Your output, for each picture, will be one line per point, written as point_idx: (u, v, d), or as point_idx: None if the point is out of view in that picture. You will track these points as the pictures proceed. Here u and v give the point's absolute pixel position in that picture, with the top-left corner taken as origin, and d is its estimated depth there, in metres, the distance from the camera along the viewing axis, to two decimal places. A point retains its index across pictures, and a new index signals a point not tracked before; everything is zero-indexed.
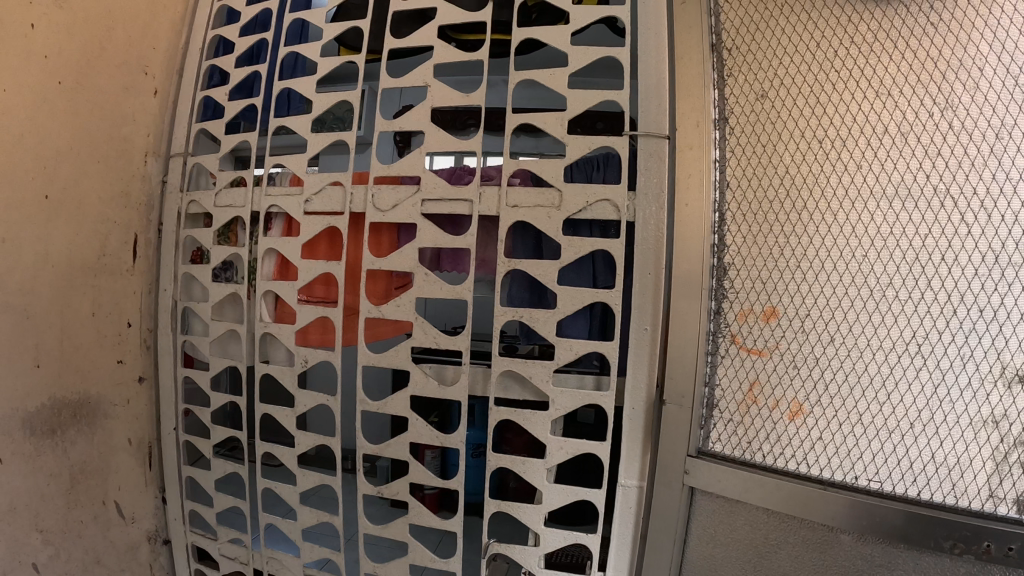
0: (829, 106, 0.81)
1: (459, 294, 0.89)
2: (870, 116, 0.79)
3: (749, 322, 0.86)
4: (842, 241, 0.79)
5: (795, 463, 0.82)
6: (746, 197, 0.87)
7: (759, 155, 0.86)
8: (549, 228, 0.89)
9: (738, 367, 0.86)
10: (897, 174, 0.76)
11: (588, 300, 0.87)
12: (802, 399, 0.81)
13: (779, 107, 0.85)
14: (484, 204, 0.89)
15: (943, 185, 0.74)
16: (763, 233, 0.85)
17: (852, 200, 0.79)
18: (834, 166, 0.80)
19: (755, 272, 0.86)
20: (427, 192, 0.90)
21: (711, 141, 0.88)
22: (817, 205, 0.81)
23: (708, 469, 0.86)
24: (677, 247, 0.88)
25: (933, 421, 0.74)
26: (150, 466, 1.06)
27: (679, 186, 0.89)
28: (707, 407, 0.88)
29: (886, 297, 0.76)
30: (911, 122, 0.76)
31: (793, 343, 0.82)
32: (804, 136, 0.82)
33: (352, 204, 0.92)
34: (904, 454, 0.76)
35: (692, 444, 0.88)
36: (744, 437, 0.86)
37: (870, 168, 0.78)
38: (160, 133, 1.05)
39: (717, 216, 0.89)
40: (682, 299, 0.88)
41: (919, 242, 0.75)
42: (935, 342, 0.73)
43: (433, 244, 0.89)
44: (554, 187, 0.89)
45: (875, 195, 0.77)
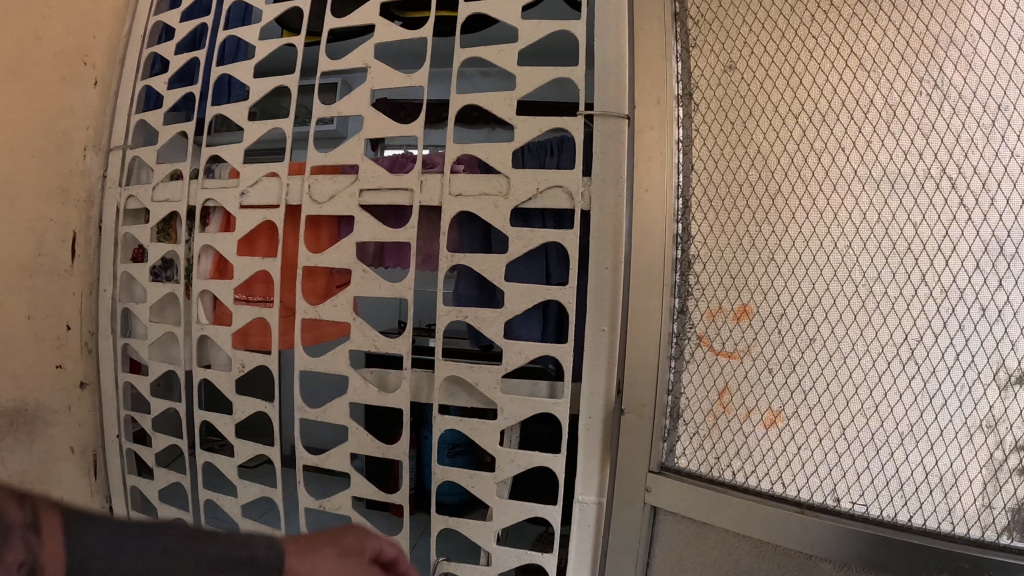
0: (809, 78, 0.71)
1: (398, 292, 0.82)
2: (855, 88, 0.68)
3: (719, 322, 0.76)
4: (822, 230, 0.69)
5: (769, 482, 0.73)
6: (715, 183, 0.78)
7: (728, 135, 0.77)
8: (495, 218, 0.81)
9: (707, 372, 0.77)
10: (884, 153, 0.66)
11: (539, 297, 0.79)
12: (777, 409, 0.72)
13: (751, 81, 0.75)
14: (425, 194, 0.82)
15: (937, 164, 0.64)
16: (733, 222, 0.76)
17: (832, 184, 0.69)
18: (812, 146, 0.70)
19: (724, 265, 0.77)
20: (365, 181, 0.84)
21: (675, 120, 0.79)
22: (795, 190, 0.71)
23: (674, 487, 0.77)
24: (636, 240, 0.80)
25: (925, 436, 0.64)
26: (97, 475, 1.02)
27: (639, 170, 0.80)
28: (671, 417, 0.79)
29: (873, 294, 0.67)
30: (899, 94, 0.66)
31: (767, 346, 0.73)
32: (779, 113, 0.73)
33: (288, 196, 0.86)
34: (894, 474, 0.66)
35: (654, 458, 0.79)
36: (712, 451, 0.77)
37: (855, 147, 0.68)
38: (102, 126, 0.99)
39: (682, 203, 0.80)
40: (641, 295, 0.79)
41: (911, 230, 0.65)
42: (929, 345, 0.64)
43: (371, 237, 0.83)
44: (501, 174, 0.81)
45: (859, 177, 0.67)
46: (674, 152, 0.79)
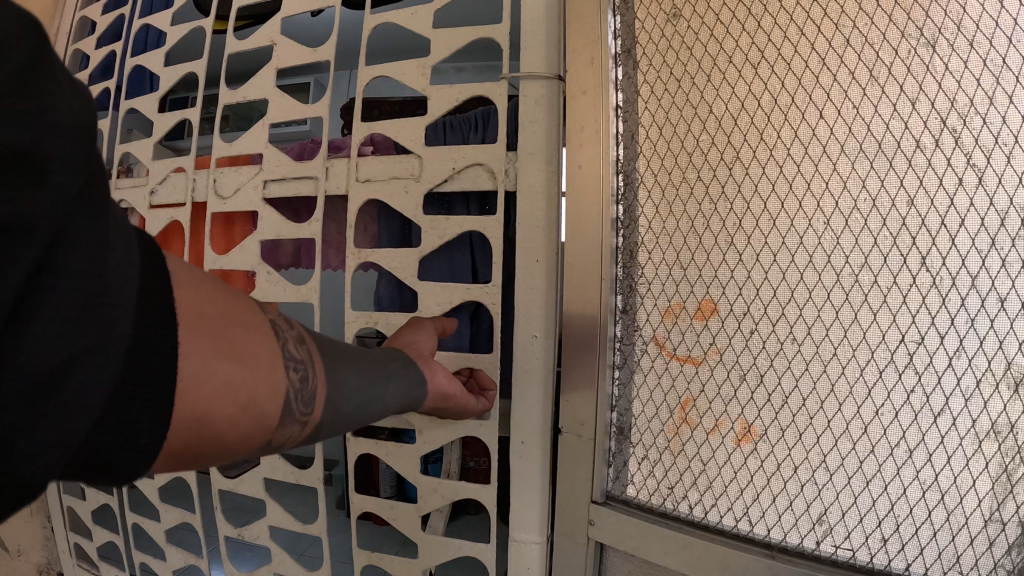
0: (776, 34, 0.64)
1: (304, 296, 0.74)
2: (827, 45, 0.61)
3: (674, 322, 0.70)
4: (787, 228, 0.63)
5: (736, 519, 0.67)
6: (664, 166, 0.71)
7: (681, 114, 0.70)
8: (407, 204, 0.73)
9: (660, 378, 0.71)
10: (857, 136, 0.60)
11: (454, 297, 0.70)
12: (747, 423, 0.66)
13: (702, 39, 0.69)
14: (332, 182, 0.75)
15: (922, 140, 0.57)
16: (680, 215, 0.70)
17: (798, 175, 0.63)
18: (776, 131, 0.64)
19: (673, 255, 0.70)
20: (269, 171, 0.77)
21: (610, 89, 0.72)
22: (761, 173, 0.65)
23: (617, 520, 0.72)
24: (572, 226, 0.72)
25: (926, 460, 0.58)
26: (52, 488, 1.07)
27: (572, 143, 0.72)
28: (619, 439, 0.75)
29: (857, 287, 0.60)
30: (877, 50, 0.59)
31: (730, 351, 0.66)
32: (739, 80, 0.66)
33: (195, 191, 0.82)
34: (888, 509, 0.60)
35: (598, 489, 0.74)
36: (666, 480, 0.72)
37: (828, 119, 0.61)
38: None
39: (623, 179, 0.74)
40: (576, 297, 0.73)
41: (898, 221, 0.58)
42: (927, 350, 0.57)
43: (274, 234, 0.77)
44: (411, 153, 0.73)
45: (830, 164, 0.61)
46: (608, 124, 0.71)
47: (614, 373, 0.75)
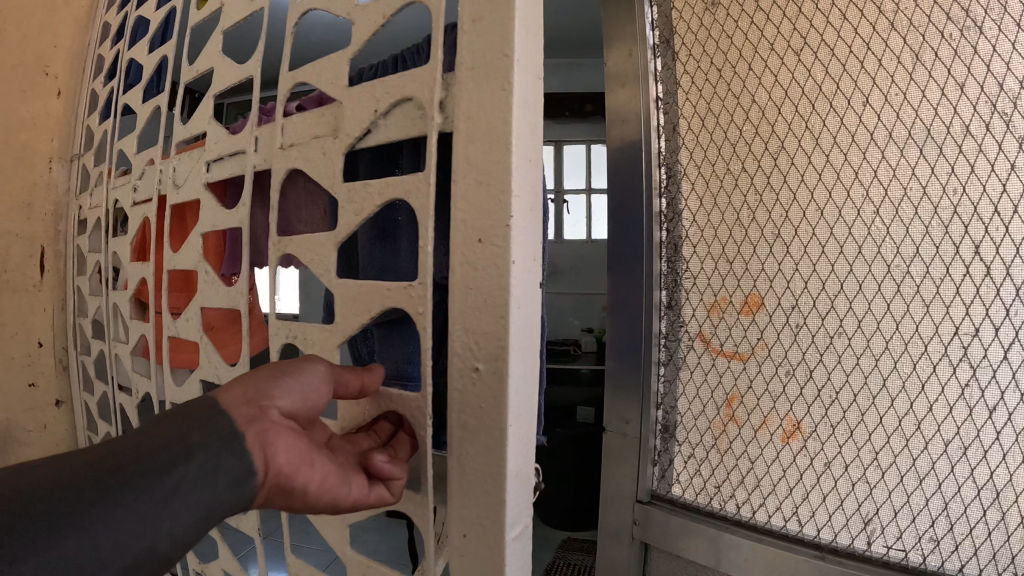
0: (815, 40, 0.68)
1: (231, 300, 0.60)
2: (863, 49, 0.65)
3: (720, 316, 0.75)
4: (830, 233, 0.67)
5: (783, 519, 0.72)
6: (706, 170, 0.76)
7: (725, 129, 0.75)
8: (324, 172, 0.49)
9: (706, 370, 0.77)
10: (899, 141, 0.63)
11: (371, 307, 0.45)
12: (794, 420, 0.70)
13: (739, 42, 0.73)
14: (259, 151, 0.57)
15: (963, 145, 0.60)
16: (723, 223, 0.75)
17: (839, 180, 0.67)
18: (817, 138, 0.68)
19: (716, 253, 0.76)
20: (210, 149, 0.64)
21: (653, 111, 0.78)
22: (800, 178, 0.69)
23: (664, 519, 0.77)
24: (625, 216, 0.80)
25: (966, 457, 0.61)
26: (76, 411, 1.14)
27: (613, 132, 0.81)
28: (666, 437, 0.80)
29: (897, 288, 0.63)
30: (914, 53, 0.62)
31: (777, 346, 0.71)
32: (780, 88, 0.70)
33: (161, 183, 0.74)
34: (930, 506, 0.63)
35: (642, 488, 0.80)
36: (711, 478, 0.77)
37: (866, 124, 0.65)
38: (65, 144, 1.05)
39: (666, 173, 0.80)
40: (621, 307, 0.81)
41: (936, 225, 0.61)
42: (968, 348, 0.60)
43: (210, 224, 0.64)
44: (333, 104, 0.49)
45: (872, 168, 0.65)
46: (649, 137, 0.78)
47: (660, 370, 0.81)
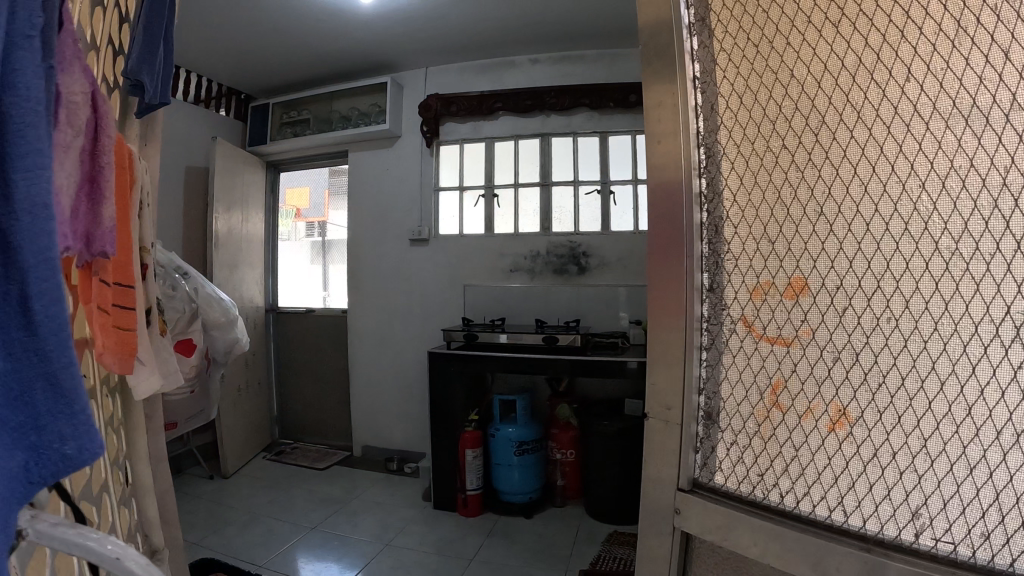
0: (847, 19, 0.68)
1: None
2: (896, 23, 0.64)
3: (763, 300, 0.77)
4: (874, 211, 0.66)
5: (828, 509, 0.71)
6: (748, 158, 0.79)
7: (764, 112, 0.77)
8: None
9: (752, 355, 0.78)
10: (944, 114, 0.61)
11: None
12: (837, 408, 0.70)
13: (776, 30, 0.75)
14: None
15: (999, 113, 0.57)
16: (765, 206, 0.77)
17: (882, 156, 0.65)
18: (853, 117, 0.68)
19: (759, 238, 0.78)
20: None
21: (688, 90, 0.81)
22: (838, 158, 0.69)
23: (704, 509, 0.77)
24: (658, 200, 0.82)
25: (1013, 443, 0.58)
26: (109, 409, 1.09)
27: (652, 121, 0.84)
28: (708, 420, 0.83)
29: (937, 267, 0.61)
30: (945, 22, 0.61)
31: (822, 330, 0.71)
32: (815, 69, 0.71)
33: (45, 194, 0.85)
34: (979, 497, 0.61)
35: (683, 477, 0.80)
36: (754, 466, 0.79)
37: (900, 99, 0.64)
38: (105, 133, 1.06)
39: (705, 152, 0.83)
40: (664, 292, 0.82)
41: (976, 198, 0.59)
42: (1011, 328, 0.57)
43: None
44: None
45: (916, 142, 0.63)
46: (689, 118, 0.80)
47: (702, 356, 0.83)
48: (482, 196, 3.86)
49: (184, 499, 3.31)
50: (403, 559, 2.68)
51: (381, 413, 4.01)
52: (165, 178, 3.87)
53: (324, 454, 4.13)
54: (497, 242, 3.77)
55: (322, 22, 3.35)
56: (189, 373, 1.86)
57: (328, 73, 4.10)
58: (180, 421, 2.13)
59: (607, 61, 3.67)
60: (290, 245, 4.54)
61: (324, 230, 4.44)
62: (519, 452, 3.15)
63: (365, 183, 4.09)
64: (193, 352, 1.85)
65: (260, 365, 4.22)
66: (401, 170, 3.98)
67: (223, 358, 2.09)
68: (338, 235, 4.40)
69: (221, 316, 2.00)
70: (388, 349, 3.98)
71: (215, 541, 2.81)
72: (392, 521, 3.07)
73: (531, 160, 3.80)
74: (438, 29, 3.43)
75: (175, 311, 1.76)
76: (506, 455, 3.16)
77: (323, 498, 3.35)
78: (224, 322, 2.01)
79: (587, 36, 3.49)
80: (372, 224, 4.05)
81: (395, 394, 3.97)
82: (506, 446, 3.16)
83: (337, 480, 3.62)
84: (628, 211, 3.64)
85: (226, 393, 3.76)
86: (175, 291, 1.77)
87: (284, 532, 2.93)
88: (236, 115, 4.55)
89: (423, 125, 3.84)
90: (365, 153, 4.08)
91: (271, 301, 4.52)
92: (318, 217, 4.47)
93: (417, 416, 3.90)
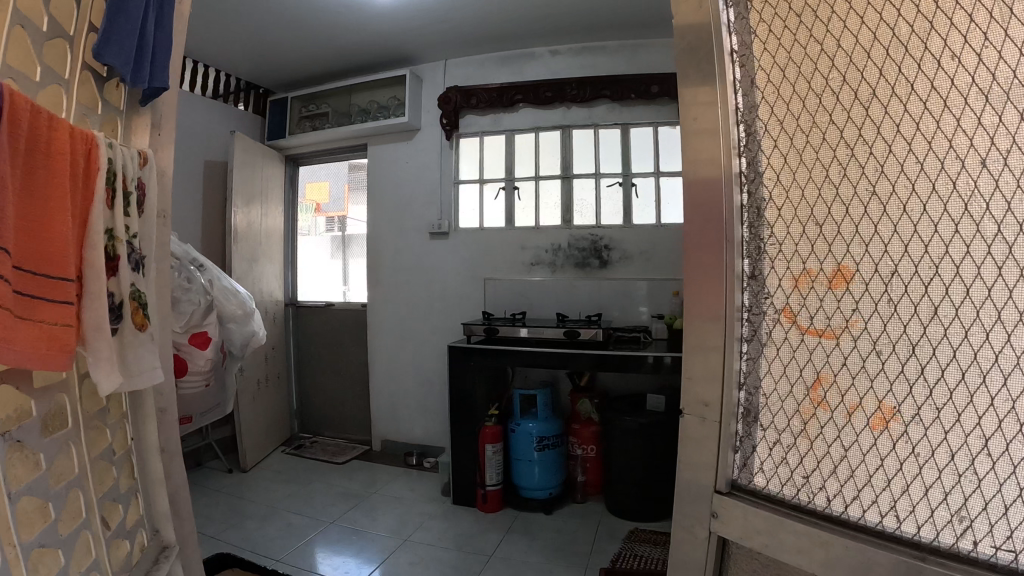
0: None
1: None
2: None
3: (806, 290, 0.73)
4: (929, 191, 0.61)
5: (878, 514, 0.67)
6: (789, 137, 0.74)
7: (807, 88, 0.72)
8: None
9: (794, 349, 0.74)
10: (1006, 85, 0.56)
11: None
12: (885, 405, 0.66)
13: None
14: None
15: None
16: (809, 189, 0.72)
17: (937, 132, 0.61)
18: (907, 90, 0.63)
19: (801, 223, 0.73)
20: None
21: (727, 65, 0.77)
22: (888, 135, 0.64)
23: (743, 513, 0.74)
24: (694, 182, 0.78)
25: None
26: (66, 420, 0.93)
27: (686, 98, 0.80)
28: (748, 420, 0.79)
29: (1001, 253, 0.57)
30: None
31: (873, 321, 0.66)
32: (863, 39, 0.66)
33: None
34: None
35: (721, 480, 0.77)
36: (797, 468, 0.75)
37: (959, 69, 0.59)
38: (94, 123, 1.00)
39: (744, 130, 0.78)
40: (698, 280, 0.78)
41: None
42: None
43: None
44: None
45: (975, 116, 0.58)
46: (727, 93, 0.76)
47: (743, 349, 0.79)
48: (502, 189, 3.82)
49: (204, 492, 3.33)
50: (421, 555, 2.66)
51: (400, 408, 4.00)
52: (184, 172, 3.89)
53: (344, 448, 4.13)
54: (518, 235, 3.73)
55: (338, 15, 3.33)
56: (204, 367, 1.84)
57: (347, 67, 4.08)
58: (196, 416, 1.96)
59: (628, 51, 3.61)
60: (310, 239, 4.54)
61: (343, 225, 4.44)
62: (539, 448, 3.12)
63: (385, 177, 4.07)
64: (209, 345, 1.83)
65: (280, 359, 4.23)
66: (420, 164, 3.95)
67: (240, 350, 2.04)
68: (358, 230, 4.39)
69: (238, 309, 1.97)
70: (407, 343, 3.97)
71: (234, 535, 2.82)
72: (411, 516, 3.06)
73: (552, 152, 3.75)
74: (456, 20, 3.39)
75: (190, 304, 1.75)
76: (527, 450, 3.13)
77: (342, 492, 3.34)
78: (241, 314, 1.98)
79: (607, 26, 3.44)
80: (392, 218, 4.04)
81: (414, 388, 3.95)
82: (527, 441, 3.13)
83: (356, 475, 3.61)
84: (650, 203, 3.59)
85: (246, 387, 3.77)
86: (191, 285, 1.76)
87: (303, 526, 2.93)
88: (255, 109, 4.55)
89: (442, 118, 3.81)
90: (384, 147, 4.06)
91: (291, 296, 4.53)
92: (338, 211, 4.46)
93: (437, 410, 3.89)
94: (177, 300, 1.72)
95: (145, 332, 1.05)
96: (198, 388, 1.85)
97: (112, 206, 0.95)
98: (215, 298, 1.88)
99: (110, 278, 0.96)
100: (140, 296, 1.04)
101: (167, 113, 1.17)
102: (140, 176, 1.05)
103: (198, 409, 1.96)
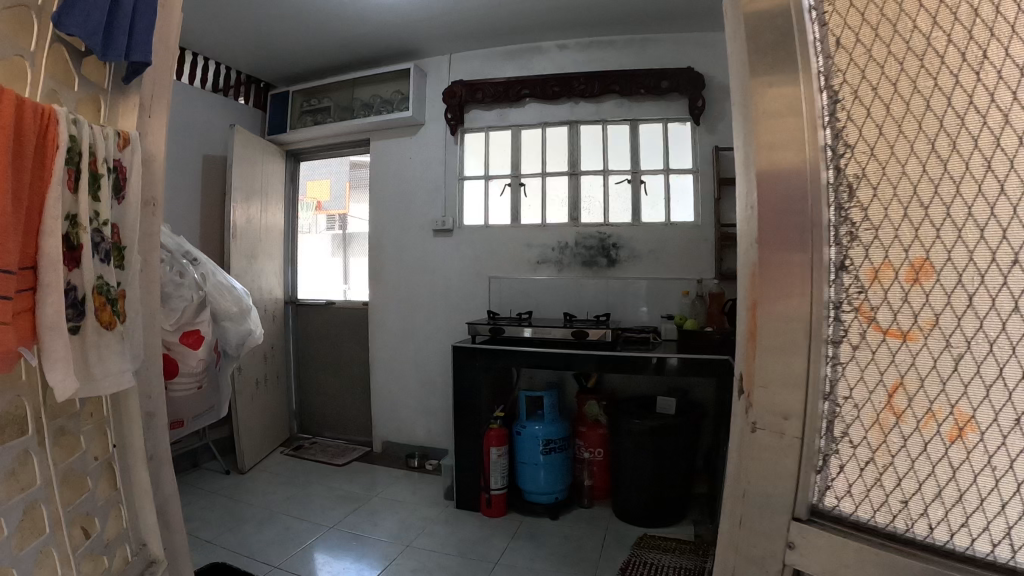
0: None
1: None
2: None
3: (884, 285, 0.64)
4: None
5: (986, 542, 0.60)
6: (869, 109, 0.65)
7: (892, 54, 0.64)
8: None
9: (870, 353, 0.66)
10: None
11: None
12: (964, 415, 0.59)
13: None
14: None
15: None
16: (893, 168, 0.64)
17: None
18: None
19: (882, 207, 0.64)
20: None
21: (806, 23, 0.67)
22: (1002, 107, 0.56)
23: (829, 542, 0.66)
24: (764, 156, 0.68)
25: None
26: (25, 428, 0.82)
27: (757, 55, 0.68)
28: (828, 439, 0.70)
29: None
30: None
31: (971, 321, 0.58)
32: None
33: None
34: None
35: (801, 505, 0.69)
36: (879, 489, 0.66)
37: None
38: (67, 99, 0.90)
39: (826, 96, 0.69)
40: (770, 273, 0.67)
41: None
42: None
43: None
44: None
45: None
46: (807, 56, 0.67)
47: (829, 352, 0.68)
48: (508, 186, 3.74)
49: (200, 494, 3.24)
50: (423, 561, 2.58)
51: (402, 409, 3.91)
52: (182, 166, 3.80)
53: (344, 449, 4.04)
54: (525, 233, 3.64)
55: (341, 5, 3.24)
56: (196, 369, 1.67)
57: (349, 60, 3.99)
58: (189, 421, 1.80)
59: (637, 46, 3.54)
60: (310, 237, 4.46)
61: (344, 223, 4.36)
62: (545, 451, 3.03)
63: (388, 172, 3.98)
64: (203, 345, 1.69)
65: (279, 358, 4.15)
66: (424, 160, 3.87)
67: (235, 350, 1.93)
68: (360, 228, 4.32)
69: (233, 307, 1.85)
70: (410, 343, 3.88)
71: (231, 540, 2.73)
72: (414, 521, 2.97)
73: (560, 148, 3.67)
74: (462, 12, 3.30)
75: (183, 300, 1.63)
76: (533, 454, 3.04)
77: (343, 495, 3.26)
78: (236, 312, 1.86)
79: (617, 20, 3.36)
80: (395, 215, 3.95)
81: (417, 389, 3.87)
82: (532, 444, 3.05)
83: (357, 477, 3.53)
84: (660, 201, 3.52)
85: (244, 386, 3.69)
86: (184, 279, 1.65)
87: (302, 530, 2.84)
88: (256, 103, 4.46)
89: (447, 112, 3.73)
90: (387, 142, 3.98)
91: (291, 294, 4.44)
92: (339, 209, 4.38)
93: (440, 412, 3.80)
94: (167, 295, 1.59)
95: (113, 332, 0.94)
96: (191, 391, 1.70)
97: (75, 188, 0.84)
98: (209, 294, 1.77)
99: (68, 271, 0.85)
100: (107, 290, 0.93)
101: (155, 92, 1.08)
102: (116, 157, 0.95)
103: (190, 414, 1.80)
